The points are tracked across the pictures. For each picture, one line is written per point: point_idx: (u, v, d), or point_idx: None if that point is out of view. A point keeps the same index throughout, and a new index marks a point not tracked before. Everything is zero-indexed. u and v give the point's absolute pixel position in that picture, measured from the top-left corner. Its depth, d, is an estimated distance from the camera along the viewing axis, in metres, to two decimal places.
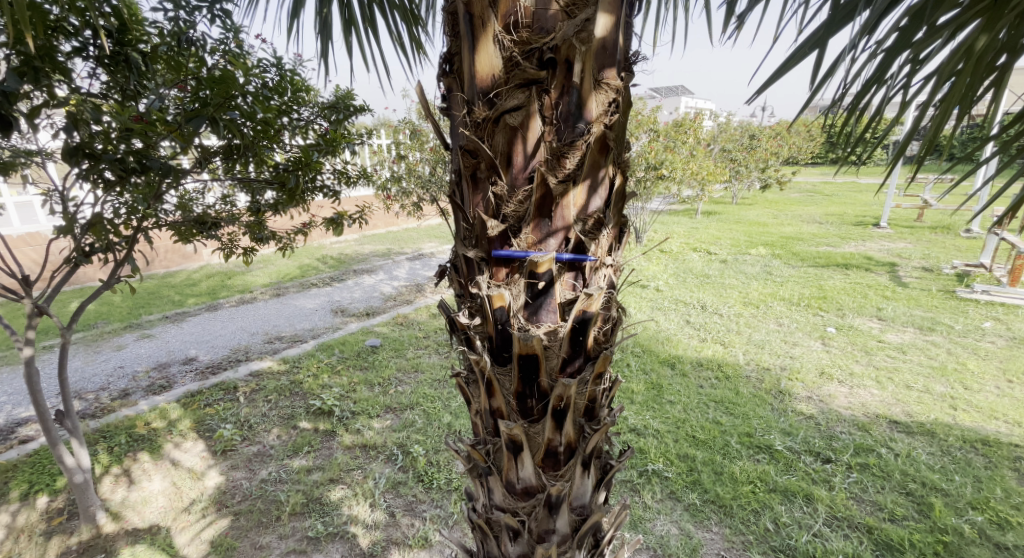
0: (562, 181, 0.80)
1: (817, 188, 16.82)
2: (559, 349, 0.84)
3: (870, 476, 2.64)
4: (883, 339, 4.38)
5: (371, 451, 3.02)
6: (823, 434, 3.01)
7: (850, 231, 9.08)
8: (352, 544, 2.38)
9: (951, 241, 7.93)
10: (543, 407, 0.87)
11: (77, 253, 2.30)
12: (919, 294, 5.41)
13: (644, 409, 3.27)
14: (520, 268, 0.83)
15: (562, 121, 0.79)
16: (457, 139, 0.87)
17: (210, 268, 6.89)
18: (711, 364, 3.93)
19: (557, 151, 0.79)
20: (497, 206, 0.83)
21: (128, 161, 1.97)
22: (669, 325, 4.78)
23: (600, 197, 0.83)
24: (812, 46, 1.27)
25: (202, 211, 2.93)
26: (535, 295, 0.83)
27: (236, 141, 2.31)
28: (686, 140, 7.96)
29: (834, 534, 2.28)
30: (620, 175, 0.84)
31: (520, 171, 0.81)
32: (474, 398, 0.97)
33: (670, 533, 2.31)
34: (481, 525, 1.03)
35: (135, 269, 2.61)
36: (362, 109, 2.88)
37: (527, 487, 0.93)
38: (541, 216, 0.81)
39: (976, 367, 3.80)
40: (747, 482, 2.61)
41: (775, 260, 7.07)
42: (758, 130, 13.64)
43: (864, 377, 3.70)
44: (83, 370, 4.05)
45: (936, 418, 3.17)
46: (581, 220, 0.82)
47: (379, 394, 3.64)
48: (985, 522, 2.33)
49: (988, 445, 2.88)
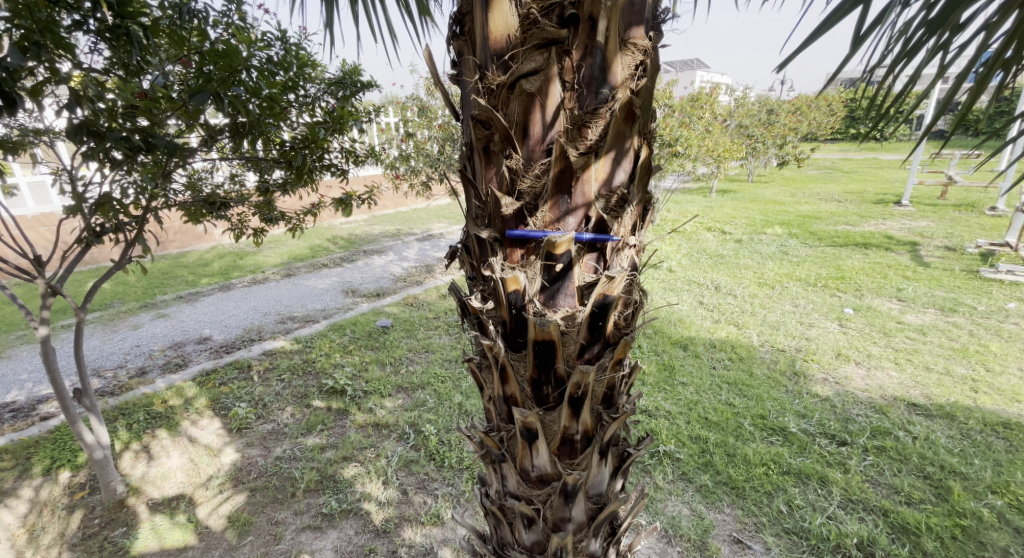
0: (583, 153, 0.74)
1: (835, 165, 16.38)
2: (578, 334, 0.80)
3: (887, 459, 2.59)
4: (903, 319, 4.28)
5: (383, 430, 3.04)
6: (838, 416, 2.96)
7: (870, 209, 8.82)
8: (365, 520, 2.42)
9: (976, 219, 7.68)
10: (559, 395, 0.84)
11: (87, 233, 2.29)
12: (941, 273, 5.26)
13: (656, 391, 3.24)
14: (537, 249, 0.78)
15: (584, 86, 0.73)
16: (468, 109, 0.80)
17: (222, 248, 6.94)
18: (724, 345, 3.86)
19: (578, 120, 0.73)
20: (512, 182, 0.77)
21: (134, 140, 1.94)
22: (682, 305, 4.71)
23: (624, 170, 0.77)
24: (853, 3, 1.17)
25: (211, 191, 2.91)
26: (553, 278, 0.78)
27: (242, 119, 2.26)
28: (701, 115, 7.79)
29: (849, 517, 2.25)
30: (646, 147, 0.77)
31: (538, 143, 0.75)
32: (487, 384, 0.93)
33: (681, 514, 2.30)
34: (494, 511, 1.01)
35: (145, 250, 2.57)
36: (368, 85, 2.80)
37: (542, 476, 0.90)
38: (560, 193, 0.75)
39: (999, 348, 3.69)
40: (760, 464, 2.57)
41: (791, 239, 6.91)
42: (775, 106, 13.26)
43: (882, 358, 3.62)
44: (101, 349, 4.12)
45: (956, 400, 3.09)
46: (603, 196, 0.77)
47: (391, 373, 3.65)
48: (1005, 506, 2.28)
49: (1009, 429, 2.81)
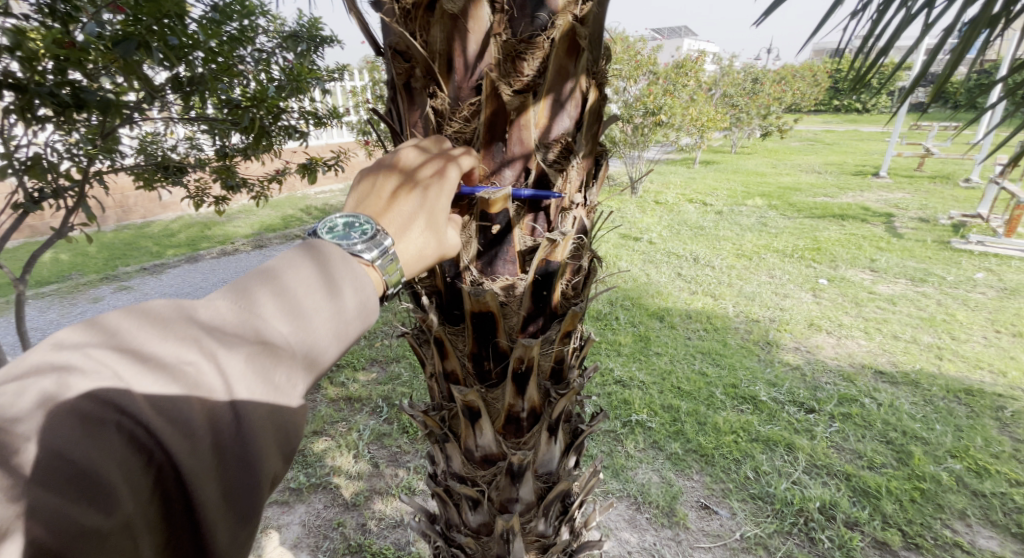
0: (518, 93, 0.66)
1: (818, 137, 16.34)
2: (519, 305, 0.73)
3: (852, 425, 2.64)
4: (874, 290, 4.33)
5: (355, 404, 2.98)
6: (808, 385, 3.00)
7: (849, 181, 8.88)
8: (334, 494, 2.37)
9: (950, 191, 7.79)
10: (501, 370, 0.77)
11: (25, 200, 2.08)
12: (913, 244, 5.33)
13: (630, 361, 3.24)
14: (470, 208, 0.71)
15: (515, 10, 0.65)
16: (386, 35, 0.72)
17: (189, 219, 6.67)
18: (699, 316, 3.86)
19: (510, 51, 0.66)
20: (438, 125, 0.71)
21: (62, 95, 1.71)
22: (660, 277, 4.68)
23: (568, 116, 0.70)
24: None
25: (164, 155, 2.72)
26: (490, 242, 0.72)
27: (185, 74, 2.06)
28: (686, 83, 7.57)
29: (812, 482, 2.28)
30: (594, 89, 0.69)
31: (466, 80, 0.68)
32: (427, 360, 0.86)
33: (651, 482, 2.31)
34: (441, 493, 0.95)
35: (91, 218, 2.37)
36: (328, 40, 2.62)
37: (486, 456, 0.84)
38: (493, 140, 0.68)
39: (964, 317, 3.77)
40: (730, 432, 2.59)
41: (771, 211, 6.92)
42: (761, 75, 13.12)
43: (852, 328, 3.66)
44: (58, 323, 3.93)
45: (921, 368, 3.16)
46: (543, 145, 0.70)
47: (365, 347, 3.58)
48: (963, 470, 2.34)
49: (970, 395, 2.87)
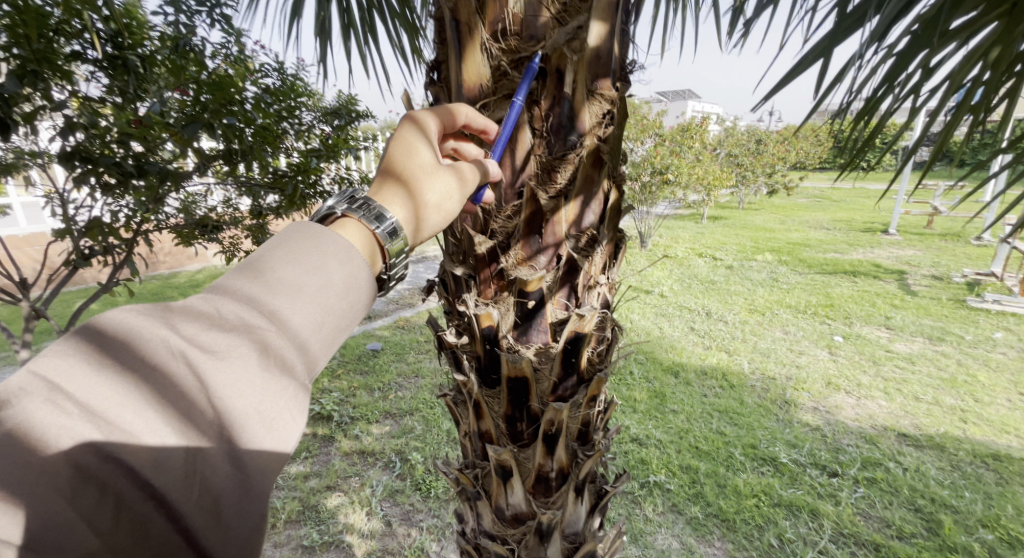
0: (552, 198, 0.79)
1: (824, 193, 16.65)
2: (550, 371, 0.81)
3: (878, 491, 2.57)
4: (891, 348, 4.30)
5: (369, 458, 2.98)
6: (828, 447, 2.94)
7: (858, 237, 8.98)
8: (347, 554, 2.34)
9: (962, 249, 7.83)
10: (533, 432, 0.84)
11: (77, 257, 2.24)
12: (928, 302, 5.31)
13: (646, 419, 3.21)
14: (509, 286, 0.81)
15: (552, 134, 0.78)
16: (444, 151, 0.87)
17: (214, 270, 6.91)
18: (714, 373, 3.85)
19: (548, 166, 0.78)
20: (485, 222, 0.82)
21: (126, 165, 1.90)
22: (673, 331, 4.70)
23: (593, 213, 0.81)
24: (818, 54, 1.23)
25: (205, 214, 2.92)
26: (526, 315, 0.81)
27: (234, 147, 2.27)
28: (692, 144, 7.89)
29: (839, 551, 2.21)
30: (615, 190, 0.82)
31: (509, 187, 0.81)
32: (463, 420, 0.93)
33: (670, 548, 2.25)
34: (469, 551, 0.99)
35: (135, 273, 2.52)
36: (362, 115, 2.87)
37: (517, 514, 0.89)
38: (531, 233, 0.79)
39: (987, 379, 3.71)
40: (750, 496, 2.54)
41: (781, 267, 6.99)
42: (765, 135, 13.61)
43: (871, 387, 3.62)
44: None
45: (946, 431, 3.10)
46: (574, 237, 0.81)
47: (379, 399, 3.61)
48: (997, 541, 2.26)
49: (999, 461, 2.80)
